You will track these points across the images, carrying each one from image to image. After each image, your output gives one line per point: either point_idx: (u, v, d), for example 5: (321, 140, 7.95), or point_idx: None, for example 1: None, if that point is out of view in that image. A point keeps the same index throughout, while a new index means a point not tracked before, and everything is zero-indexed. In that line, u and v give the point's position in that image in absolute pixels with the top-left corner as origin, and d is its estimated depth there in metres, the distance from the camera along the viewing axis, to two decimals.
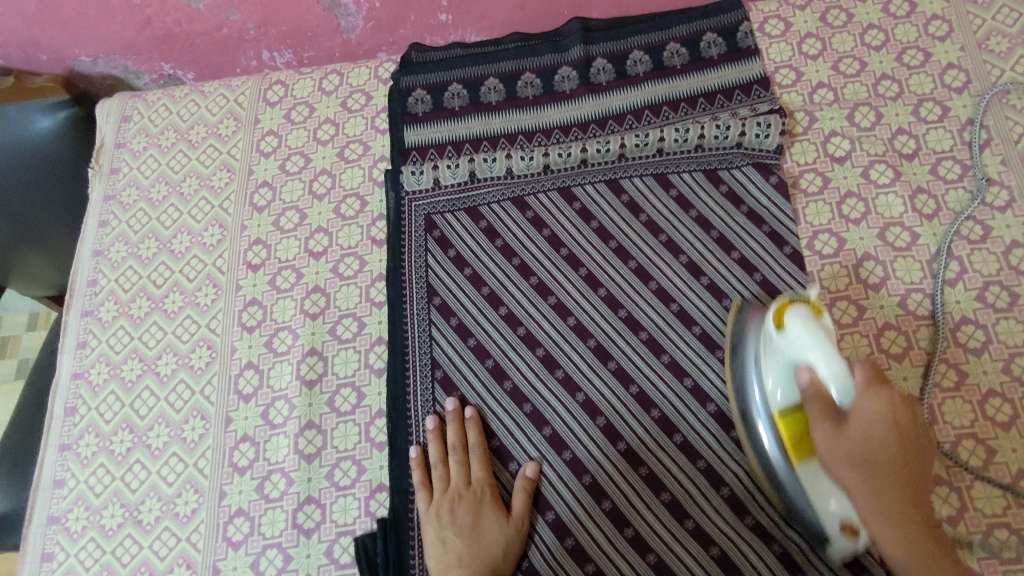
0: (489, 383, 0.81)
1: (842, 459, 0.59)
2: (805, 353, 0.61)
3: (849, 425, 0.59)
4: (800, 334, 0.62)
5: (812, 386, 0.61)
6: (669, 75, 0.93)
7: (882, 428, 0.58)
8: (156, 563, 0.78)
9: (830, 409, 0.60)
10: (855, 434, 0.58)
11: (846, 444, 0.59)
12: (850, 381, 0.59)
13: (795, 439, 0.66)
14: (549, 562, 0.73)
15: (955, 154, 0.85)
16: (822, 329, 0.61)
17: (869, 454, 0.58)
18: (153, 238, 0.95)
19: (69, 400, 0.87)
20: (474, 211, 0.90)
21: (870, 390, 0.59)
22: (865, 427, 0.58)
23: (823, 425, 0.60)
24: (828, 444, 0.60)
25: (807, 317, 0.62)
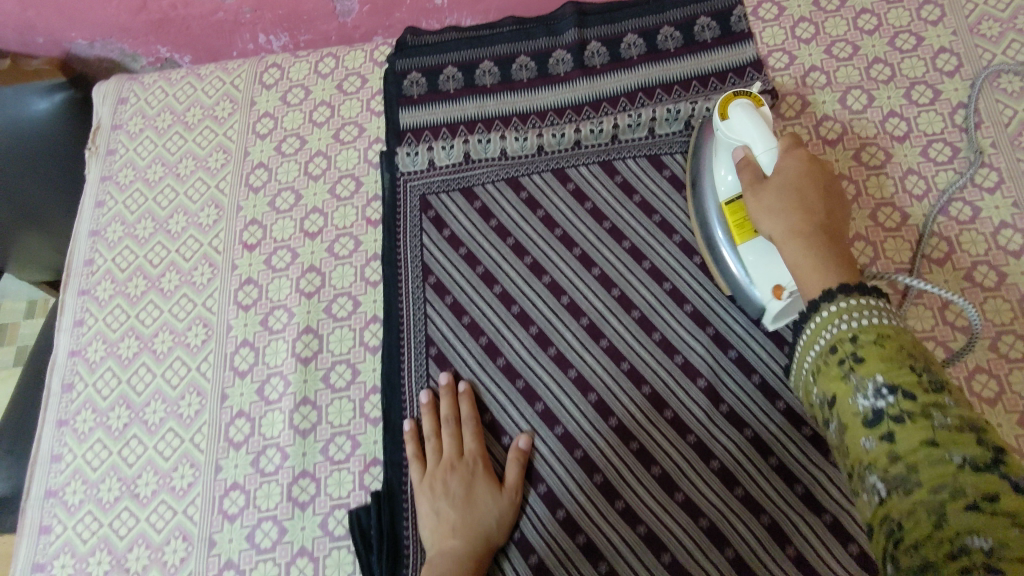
0: (483, 360, 0.82)
1: (760, 202, 0.66)
2: (741, 135, 0.71)
3: (769, 179, 0.67)
4: (741, 121, 0.70)
5: (747, 160, 0.70)
6: (663, 58, 0.94)
7: (797, 177, 0.66)
8: (152, 535, 0.79)
9: (760, 175, 0.68)
10: (774, 184, 0.66)
11: (763, 193, 0.66)
12: (774, 147, 0.68)
13: (738, 219, 0.73)
14: (541, 534, 0.75)
15: (945, 137, 0.86)
16: (761, 116, 0.70)
17: (789, 198, 0.65)
18: (150, 218, 0.96)
19: (66, 377, 0.88)
20: (469, 191, 0.90)
21: (791, 151, 0.67)
22: (785, 177, 0.66)
23: (751, 186, 0.68)
24: (756, 199, 0.67)
25: (749, 105, 0.71)
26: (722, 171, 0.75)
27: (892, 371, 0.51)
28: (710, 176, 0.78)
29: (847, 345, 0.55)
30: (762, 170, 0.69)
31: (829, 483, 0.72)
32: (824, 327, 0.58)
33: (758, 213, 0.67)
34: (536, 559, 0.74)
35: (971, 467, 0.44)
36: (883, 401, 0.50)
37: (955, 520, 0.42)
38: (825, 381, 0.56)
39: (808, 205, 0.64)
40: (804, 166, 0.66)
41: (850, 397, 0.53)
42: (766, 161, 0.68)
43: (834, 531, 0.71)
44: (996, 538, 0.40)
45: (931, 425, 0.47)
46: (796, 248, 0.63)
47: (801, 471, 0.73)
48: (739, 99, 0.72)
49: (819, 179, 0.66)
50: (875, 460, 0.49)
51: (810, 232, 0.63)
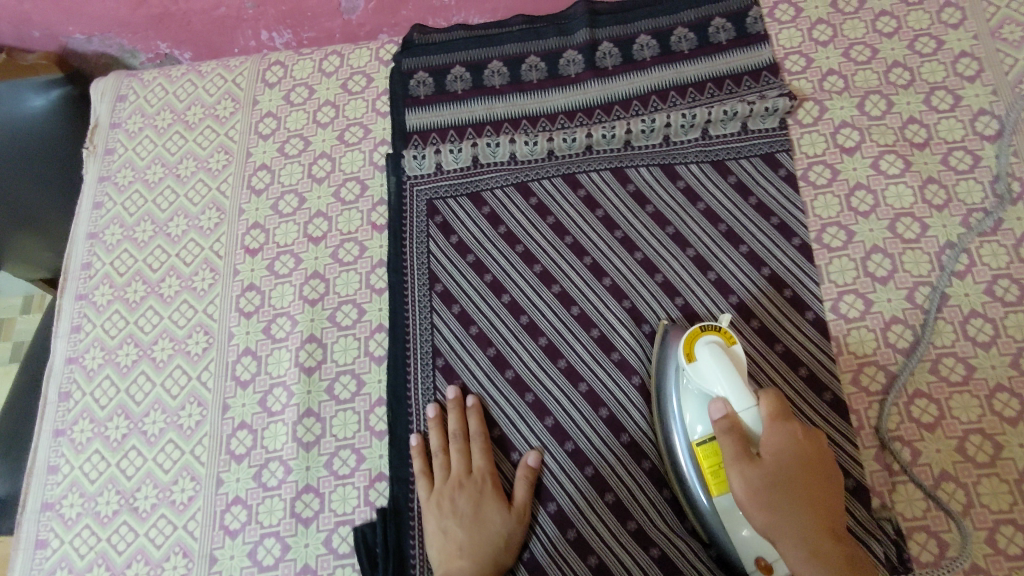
0: (491, 372, 0.80)
1: (755, 486, 0.60)
2: (714, 385, 0.65)
3: (760, 455, 0.61)
4: (709, 366, 0.65)
5: (726, 420, 0.63)
6: (677, 61, 0.92)
7: (789, 456, 0.61)
8: (152, 551, 0.77)
9: (744, 443, 0.62)
10: (766, 466, 0.60)
11: (757, 475, 0.60)
12: (757, 411, 0.63)
13: (714, 472, 0.65)
14: (551, 554, 0.73)
15: (966, 144, 0.84)
16: (732, 361, 0.65)
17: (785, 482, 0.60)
18: (149, 221, 0.93)
19: (63, 384, 0.86)
20: (477, 196, 0.88)
21: (777, 418, 0.62)
22: (776, 456, 0.61)
23: (739, 461, 0.61)
24: (745, 480, 0.60)
25: (715, 347, 0.66)
26: (691, 415, 0.68)
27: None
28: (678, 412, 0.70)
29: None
30: (748, 438, 0.62)
31: None
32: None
33: (754, 503, 0.60)
34: None
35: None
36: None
37: None
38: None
39: (806, 495, 0.60)
40: (790, 435, 0.62)
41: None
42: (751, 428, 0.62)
43: None
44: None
45: None
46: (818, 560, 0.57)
47: None
48: (706, 338, 0.67)
49: (806, 451, 0.62)
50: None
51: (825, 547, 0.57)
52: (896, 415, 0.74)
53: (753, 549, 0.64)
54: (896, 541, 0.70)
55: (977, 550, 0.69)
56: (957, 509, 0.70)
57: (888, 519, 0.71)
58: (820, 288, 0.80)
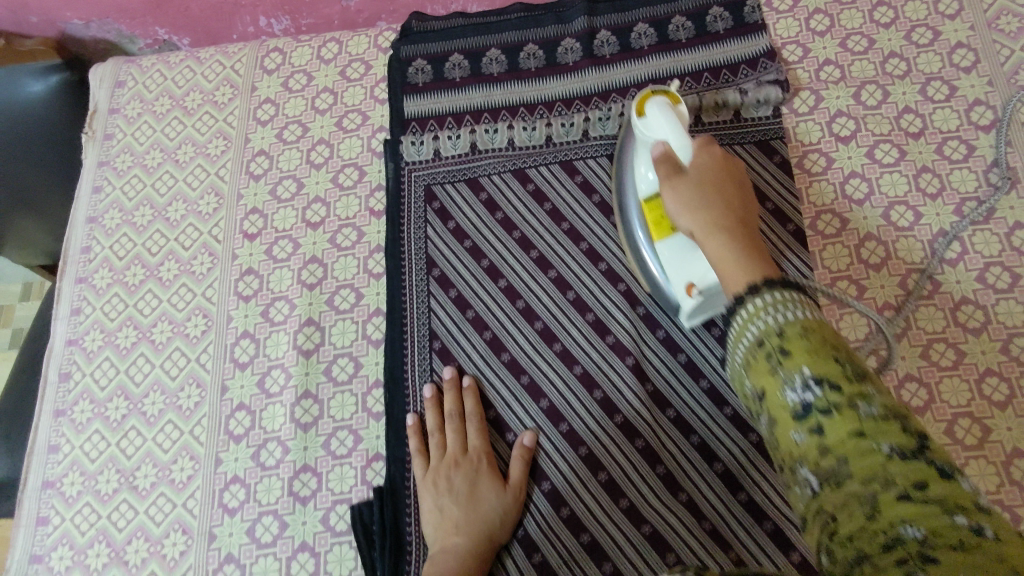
0: (487, 354, 0.81)
1: (678, 190, 0.63)
2: (655, 129, 0.69)
3: (686, 170, 0.64)
4: (652, 115, 0.70)
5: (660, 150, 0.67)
6: (674, 48, 0.92)
7: (713, 170, 0.64)
8: (151, 528, 0.78)
9: (673, 164, 0.65)
10: (691, 177, 0.63)
11: (681, 182, 0.63)
12: (691, 144, 0.65)
13: (657, 217, 0.71)
14: (544, 531, 0.74)
15: (961, 134, 0.85)
16: (675, 112, 0.69)
17: (703, 190, 0.63)
18: (148, 205, 0.94)
19: (63, 366, 0.87)
20: (475, 182, 0.89)
21: (706, 146, 0.66)
22: (699, 170, 0.64)
23: (665, 175, 0.65)
24: (671, 191, 0.64)
25: (661, 100, 0.70)
26: (641, 169, 0.72)
27: (820, 365, 0.44)
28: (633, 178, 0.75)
29: (775, 335, 0.47)
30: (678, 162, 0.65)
31: None
32: (747, 318, 0.50)
33: (674, 203, 0.63)
34: (540, 558, 0.73)
35: (897, 456, 0.40)
36: (811, 395, 0.44)
37: (886, 510, 0.38)
38: (754, 376, 0.48)
39: (724, 193, 0.63)
40: (717, 161, 0.65)
41: (778, 392, 0.46)
42: (682, 157, 0.65)
43: None
44: (930, 527, 0.37)
45: (857, 417, 0.42)
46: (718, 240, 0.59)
47: None
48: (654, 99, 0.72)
49: (729, 174, 0.65)
50: (809, 458, 0.43)
51: (726, 221, 0.60)
52: None
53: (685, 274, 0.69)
54: None
55: None
56: None
57: None
58: (813, 273, 0.81)
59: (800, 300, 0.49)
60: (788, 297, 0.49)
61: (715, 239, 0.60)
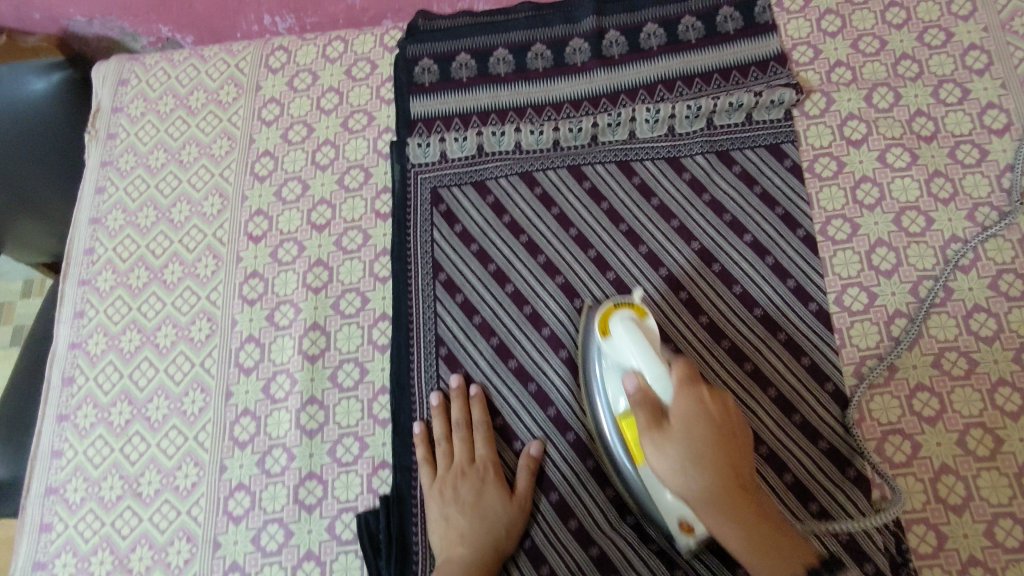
0: (494, 361, 0.80)
1: (668, 456, 0.57)
2: (629, 358, 0.63)
3: (673, 426, 0.58)
4: (624, 339, 0.64)
5: (639, 393, 0.60)
6: (683, 50, 0.91)
7: (702, 424, 0.57)
8: (156, 535, 0.77)
9: (654, 415, 0.59)
10: (679, 438, 0.57)
11: (667, 442, 0.57)
12: (670, 381, 0.59)
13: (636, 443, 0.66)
14: (552, 542, 0.73)
15: (974, 138, 0.84)
16: (646, 336, 0.63)
17: (696, 457, 0.56)
18: (152, 207, 0.93)
19: (66, 370, 0.86)
20: (481, 184, 0.88)
21: (691, 386, 0.59)
22: (686, 430, 0.57)
23: (649, 434, 0.58)
24: (658, 455, 0.58)
25: (631, 323, 0.64)
26: (615, 390, 0.68)
27: None
28: (605, 391, 0.70)
29: None
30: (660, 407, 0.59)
31: (837, 491, 0.73)
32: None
33: (666, 478, 0.58)
34: (548, 570, 0.72)
35: None
36: None
37: None
38: None
39: (727, 469, 0.56)
40: (703, 404, 0.58)
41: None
42: (663, 398, 0.59)
43: (850, 551, 0.70)
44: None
45: None
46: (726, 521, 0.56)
47: (818, 490, 0.73)
48: (620, 313, 0.67)
49: (721, 423, 0.57)
50: None
51: (735, 507, 0.56)
52: (898, 407, 0.74)
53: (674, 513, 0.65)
54: (896, 532, 0.70)
55: (976, 544, 0.69)
56: (956, 503, 0.71)
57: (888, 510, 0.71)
58: (824, 280, 0.80)
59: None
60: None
61: (726, 526, 0.56)
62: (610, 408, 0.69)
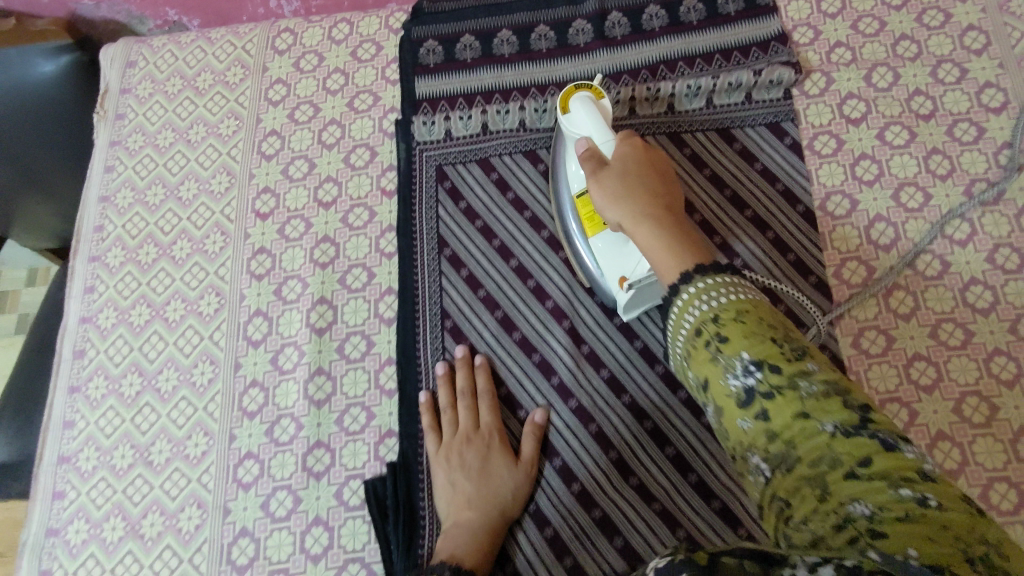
0: (498, 333, 0.81)
1: (605, 185, 0.65)
2: (581, 130, 0.72)
3: (612, 163, 0.67)
4: (579, 113, 0.72)
5: (587, 147, 0.69)
6: (685, 30, 0.92)
7: (635, 164, 0.66)
8: (167, 502, 0.78)
9: (599, 160, 0.68)
10: (616, 170, 0.66)
11: (606, 174, 0.66)
12: (613, 139, 0.69)
13: (587, 212, 0.74)
14: (557, 507, 0.75)
15: (971, 116, 0.85)
16: (599, 111, 0.72)
17: (627, 184, 0.64)
18: (160, 185, 0.94)
19: (77, 343, 0.87)
20: (486, 162, 0.89)
21: (630, 140, 0.69)
22: (624, 163, 0.66)
23: (590, 171, 0.67)
24: (598, 185, 0.66)
25: (588, 99, 0.72)
26: (571, 166, 0.76)
27: (760, 350, 0.46)
28: (564, 177, 0.78)
29: (712, 328, 0.49)
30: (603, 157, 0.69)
31: None
32: (688, 304, 0.52)
33: (602, 196, 0.65)
34: (552, 533, 0.74)
35: (841, 434, 0.41)
36: (750, 380, 0.45)
37: (832, 486, 0.41)
38: (698, 368, 0.50)
39: (652, 184, 0.64)
40: (637, 152, 0.67)
41: (720, 379, 0.47)
42: (607, 151, 0.69)
43: None
44: (876, 501, 0.39)
45: (799, 398, 0.43)
46: (645, 227, 0.61)
47: None
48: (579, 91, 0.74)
49: (649, 166, 0.67)
50: (757, 444, 0.44)
51: (653, 211, 0.62)
52: (895, 376, 0.76)
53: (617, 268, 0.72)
54: None
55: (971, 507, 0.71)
56: (952, 467, 0.72)
57: None
58: (823, 254, 0.81)
59: (736, 284, 0.51)
60: (723, 281, 0.51)
61: (643, 224, 0.61)
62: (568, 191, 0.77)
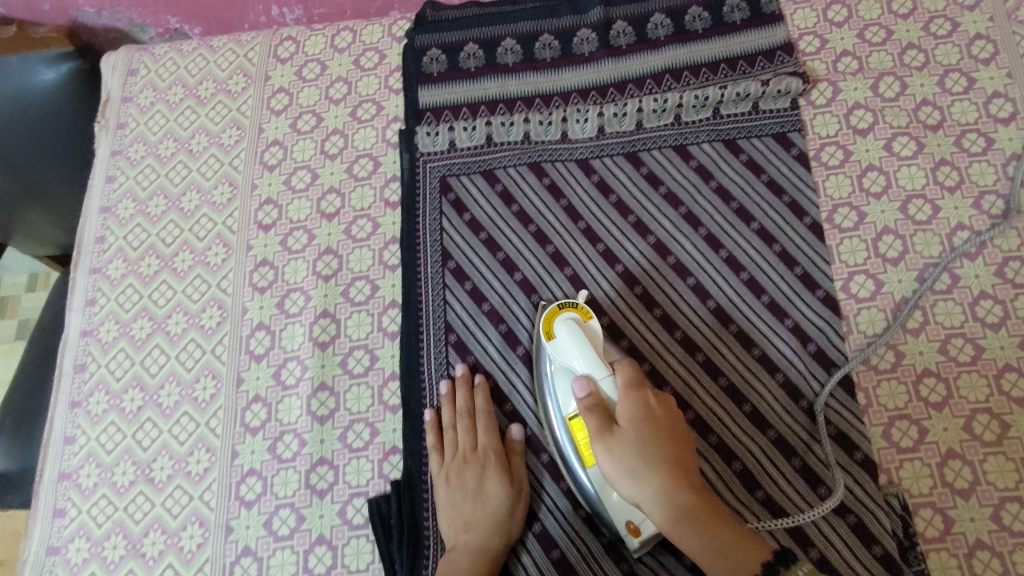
0: (502, 349, 0.81)
1: (622, 462, 0.60)
2: (580, 366, 0.67)
3: (621, 429, 0.61)
4: (573, 346, 0.68)
5: (591, 400, 0.64)
6: (690, 40, 0.91)
7: (648, 426, 0.61)
8: (168, 520, 0.78)
9: (606, 422, 0.62)
10: (629, 442, 0.60)
11: (620, 447, 0.60)
12: (614, 382, 0.65)
13: (585, 446, 0.68)
14: (563, 527, 0.74)
15: (980, 127, 0.84)
16: (589, 337, 0.69)
17: (647, 458, 0.59)
18: (162, 196, 0.93)
19: (78, 357, 0.87)
20: (490, 173, 0.88)
21: (636, 389, 0.64)
22: (636, 434, 0.61)
23: (600, 439, 0.62)
24: (611, 459, 0.61)
25: (578, 329, 0.68)
26: (565, 393, 0.70)
27: None
28: (555, 395, 0.72)
29: None
30: (609, 410, 0.64)
31: (844, 473, 0.73)
32: None
33: (621, 482, 0.60)
34: (559, 555, 0.73)
35: None
36: None
37: None
38: None
39: (666, 451, 0.61)
40: (645, 409, 0.62)
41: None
42: (609, 396, 0.64)
43: (858, 534, 0.71)
44: None
45: None
46: (681, 522, 0.58)
47: (827, 474, 0.73)
48: (566, 315, 0.71)
49: (663, 426, 0.62)
50: None
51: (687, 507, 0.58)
52: (905, 393, 0.75)
53: (623, 514, 0.67)
54: (903, 515, 0.71)
55: (981, 527, 0.70)
56: (962, 486, 0.71)
57: (894, 494, 0.71)
58: (830, 266, 0.80)
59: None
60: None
61: (680, 521, 0.58)
62: (560, 413, 0.71)
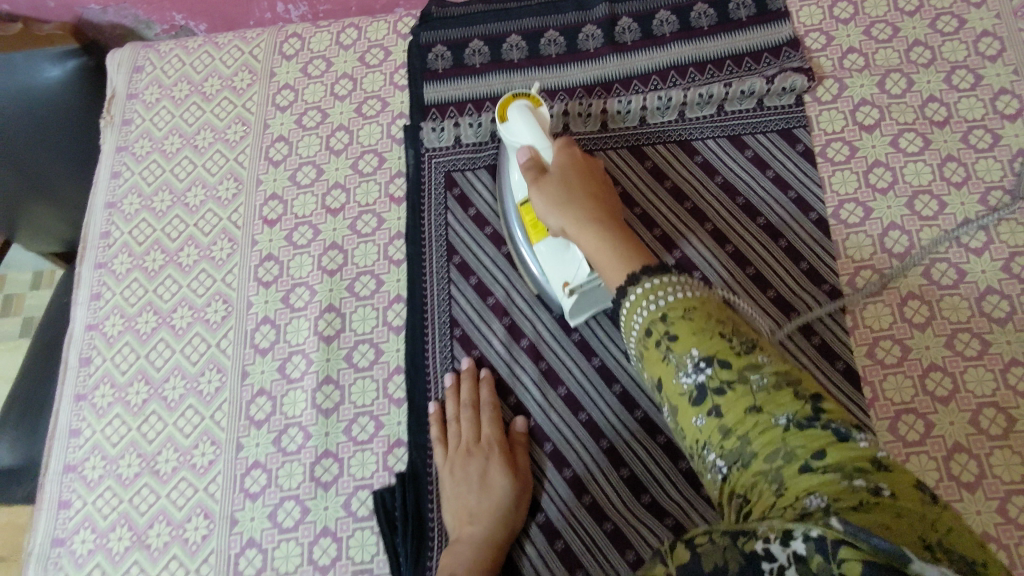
0: (507, 342, 0.81)
1: (546, 193, 0.67)
2: (522, 137, 0.72)
3: (550, 172, 0.69)
4: (519, 122, 0.73)
5: (528, 156, 0.71)
6: (696, 36, 0.91)
7: (573, 171, 0.68)
8: (173, 512, 0.78)
9: (538, 168, 0.69)
10: (555, 177, 0.68)
11: (546, 181, 0.68)
12: (551, 146, 0.71)
13: (533, 218, 0.75)
14: (569, 520, 0.74)
15: (986, 123, 0.84)
16: (537, 118, 0.73)
17: (567, 188, 0.67)
18: (167, 191, 0.94)
19: (83, 350, 0.87)
20: (495, 168, 0.88)
21: (568, 150, 0.70)
22: (561, 174, 0.68)
23: (531, 181, 0.69)
24: (538, 191, 0.67)
25: (526, 106, 0.73)
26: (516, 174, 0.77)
27: (710, 349, 0.47)
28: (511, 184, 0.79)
29: (659, 322, 0.50)
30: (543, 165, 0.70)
31: None
32: (634, 307, 0.53)
33: (543, 202, 0.67)
34: (563, 545, 0.73)
35: (794, 428, 0.42)
36: (700, 376, 0.46)
37: (790, 482, 0.41)
38: (648, 367, 0.51)
39: (589, 188, 0.67)
40: (575, 161, 0.70)
41: (672, 377, 0.48)
42: (546, 157, 0.70)
43: None
44: (830, 493, 0.39)
45: (752, 392, 0.44)
46: (588, 233, 0.63)
47: None
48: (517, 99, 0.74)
49: (588, 173, 0.69)
50: (714, 442, 0.45)
51: (596, 215, 0.64)
52: (911, 387, 0.75)
53: (560, 271, 0.73)
54: None
55: (988, 521, 0.69)
56: (969, 480, 0.71)
57: None
58: (836, 263, 0.80)
59: (677, 279, 0.52)
60: (666, 281, 0.52)
61: (590, 232, 0.63)
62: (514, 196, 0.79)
